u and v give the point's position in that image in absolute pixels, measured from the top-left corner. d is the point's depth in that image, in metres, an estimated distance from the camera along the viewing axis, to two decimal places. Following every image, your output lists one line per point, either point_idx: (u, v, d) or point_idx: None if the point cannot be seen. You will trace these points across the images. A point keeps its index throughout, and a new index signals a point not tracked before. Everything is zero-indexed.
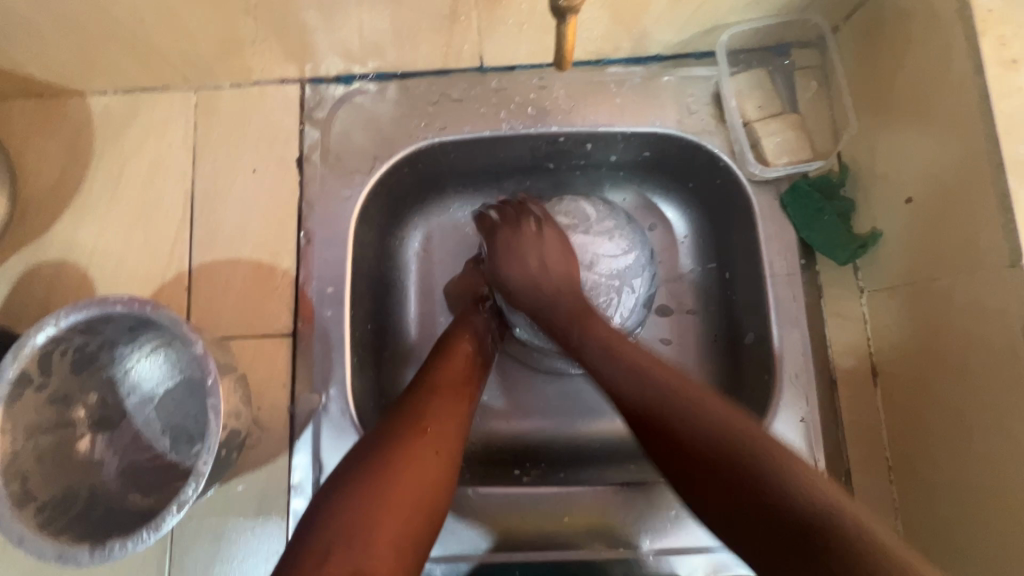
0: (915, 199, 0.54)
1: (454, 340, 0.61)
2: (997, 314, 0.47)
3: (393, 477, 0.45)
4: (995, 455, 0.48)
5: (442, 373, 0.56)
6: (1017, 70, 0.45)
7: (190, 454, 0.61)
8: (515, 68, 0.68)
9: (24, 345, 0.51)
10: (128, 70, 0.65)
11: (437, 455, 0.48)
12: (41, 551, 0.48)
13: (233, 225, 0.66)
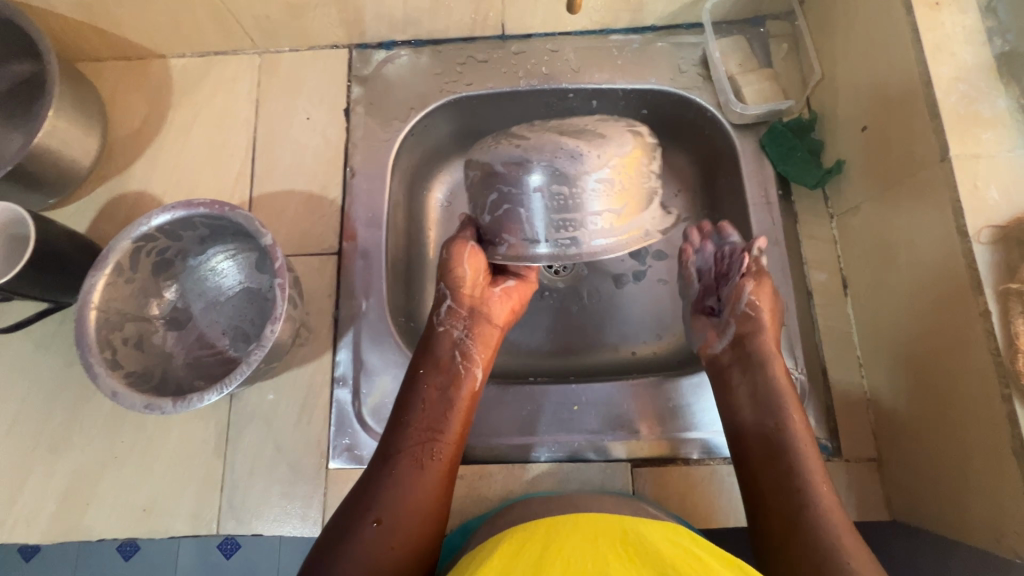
0: (869, 126, 0.64)
1: (439, 342, 0.64)
2: (951, 354, 0.53)
3: (378, 488, 0.55)
4: (944, 448, 0.56)
5: (431, 377, 0.61)
6: (939, 10, 0.56)
7: (246, 350, 0.70)
8: (531, 36, 0.80)
9: (122, 238, 0.61)
10: (208, 34, 0.77)
11: (418, 462, 0.57)
12: (131, 402, 0.56)
13: (289, 163, 0.77)
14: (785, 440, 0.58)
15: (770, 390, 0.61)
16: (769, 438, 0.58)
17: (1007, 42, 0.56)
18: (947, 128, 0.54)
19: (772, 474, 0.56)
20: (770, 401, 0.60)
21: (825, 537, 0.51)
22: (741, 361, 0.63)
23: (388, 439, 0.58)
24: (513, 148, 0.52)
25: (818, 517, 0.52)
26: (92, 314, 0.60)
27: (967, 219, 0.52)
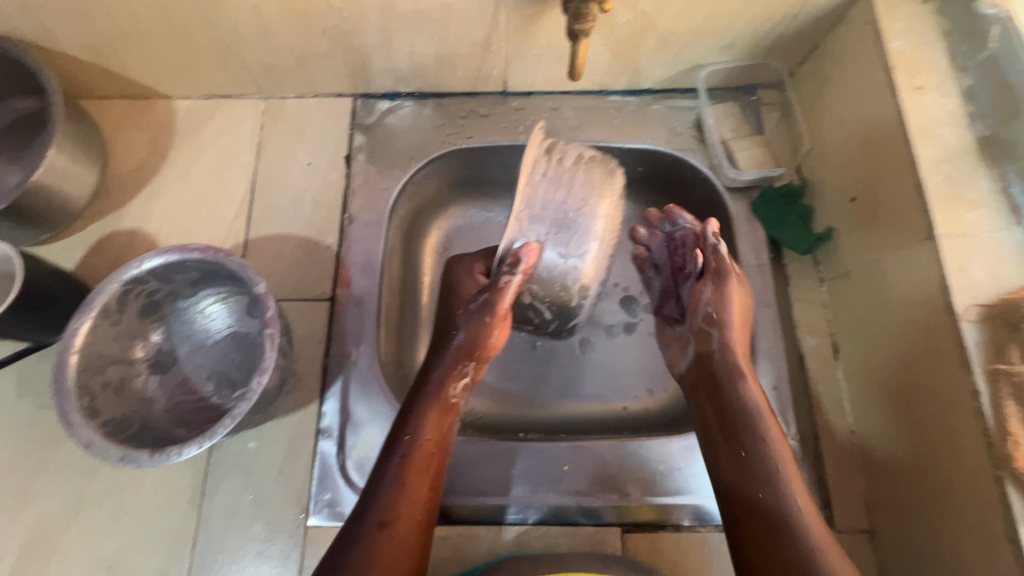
0: (858, 197, 0.66)
1: (433, 396, 0.59)
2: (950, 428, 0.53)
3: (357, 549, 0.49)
4: (942, 522, 0.55)
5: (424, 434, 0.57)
6: (922, 94, 0.59)
7: (231, 397, 0.68)
8: (532, 93, 0.82)
9: (112, 281, 0.61)
10: (214, 79, 0.78)
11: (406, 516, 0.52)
12: (106, 454, 0.54)
13: (287, 207, 0.77)
14: (761, 461, 0.53)
15: (749, 411, 0.56)
16: (749, 458, 0.54)
17: (988, 126, 0.58)
18: (933, 206, 0.55)
19: (753, 501, 0.52)
20: (749, 417, 0.56)
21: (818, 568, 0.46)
22: (706, 376, 0.60)
23: (371, 494, 0.53)
24: (578, 225, 0.61)
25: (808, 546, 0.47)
26: (74, 358, 0.58)
27: (955, 297, 0.53)
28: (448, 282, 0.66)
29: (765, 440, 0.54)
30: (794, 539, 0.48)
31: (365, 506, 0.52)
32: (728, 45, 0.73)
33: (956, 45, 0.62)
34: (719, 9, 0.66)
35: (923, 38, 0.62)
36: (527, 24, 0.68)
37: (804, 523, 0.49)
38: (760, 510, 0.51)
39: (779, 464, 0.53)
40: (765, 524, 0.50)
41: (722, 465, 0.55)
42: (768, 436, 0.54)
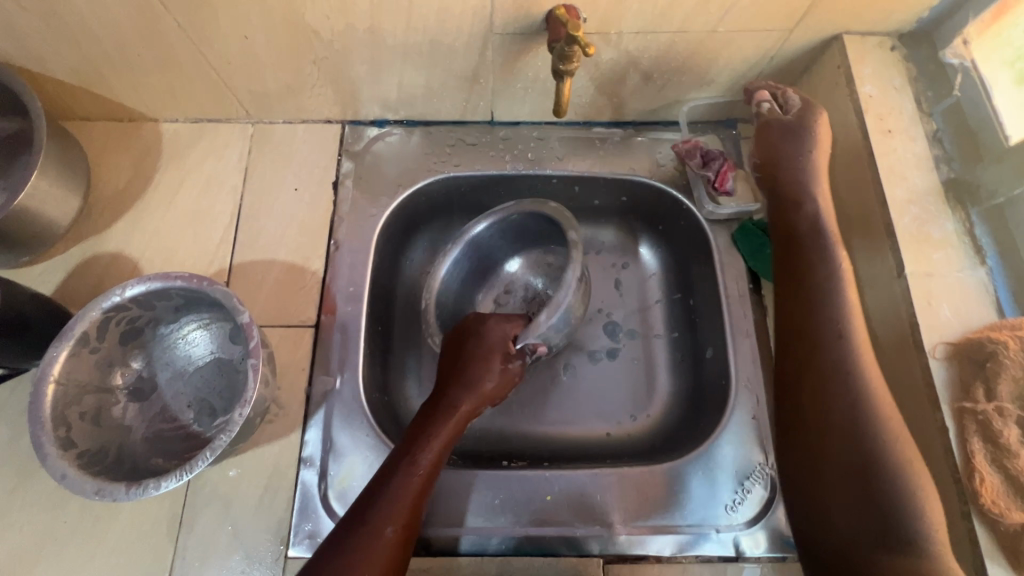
0: (833, 233, 0.67)
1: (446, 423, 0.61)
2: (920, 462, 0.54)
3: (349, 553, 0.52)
4: None
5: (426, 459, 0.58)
6: (890, 137, 0.62)
7: (212, 425, 0.67)
8: (520, 123, 0.84)
9: (92, 308, 0.60)
10: (203, 103, 0.78)
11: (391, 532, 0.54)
12: (81, 487, 0.53)
13: (273, 232, 0.77)
14: (846, 363, 0.57)
15: (828, 272, 0.61)
16: (833, 364, 0.57)
17: (952, 169, 0.61)
18: (901, 246, 0.58)
19: (828, 409, 0.57)
20: (827, 266, 0.61)
21: (901, 467, 0.52)
22: (789, 202, 0.66)
23: (363, 506, 0.55)
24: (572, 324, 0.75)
25: (888, 449, 0.53)
26: (49, 388, 0.57)
27: (923, 335, 0.55)
28: (483, 321, 0.68)
29: (846, 348, 0.58)
30: (867, 437, 0.54)
31: (356, 516, 0.54)
32: (708, 82, 0.75)
33: (923, 91, 0.65)
34: (699, 50, 0.69)
35: (891, 84, 0.65)
36: (515, 59, 0.70)
37: (874, 416, 0.55)
38: (842, 418, 0.56)
39: (861, 371, 0.57)
40: (841, 424, 0.56)
41: (799, 382, 0.59)
42: (848, 335, 0.58)
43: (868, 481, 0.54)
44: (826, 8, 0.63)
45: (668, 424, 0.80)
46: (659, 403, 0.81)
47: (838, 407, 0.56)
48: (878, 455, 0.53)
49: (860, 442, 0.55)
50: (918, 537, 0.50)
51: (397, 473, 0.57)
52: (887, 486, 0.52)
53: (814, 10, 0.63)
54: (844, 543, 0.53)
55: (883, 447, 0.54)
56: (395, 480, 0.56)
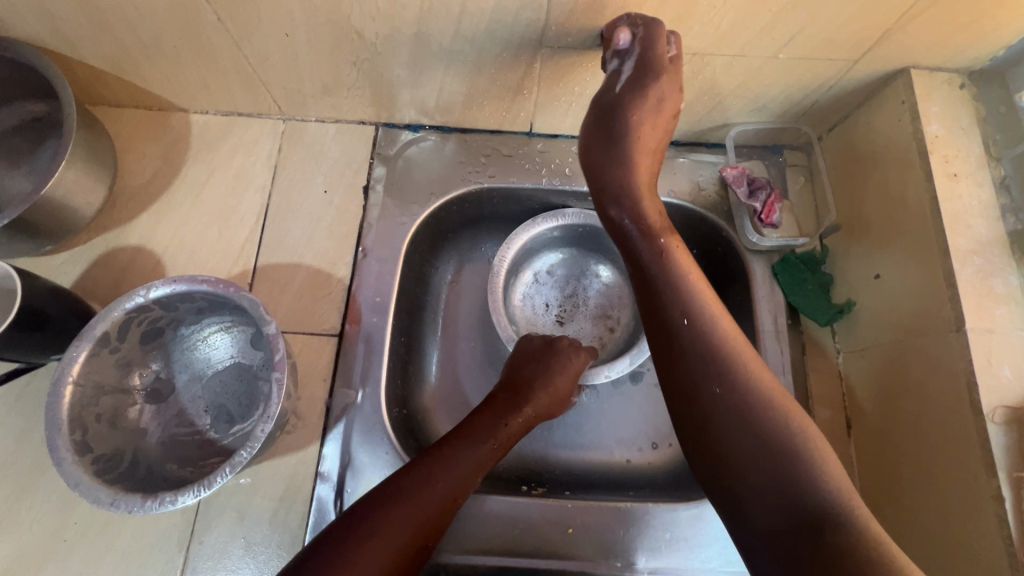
0: (882, 275, 0.65)
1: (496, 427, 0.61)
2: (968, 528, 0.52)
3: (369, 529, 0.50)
4: None
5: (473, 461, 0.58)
6: (955, 181, 0.59)
7: (229, 433, 0.65)
8: (558, 136, 0.81)
9: (115, 308, 0.58)
10: (236, 97, 0.76)
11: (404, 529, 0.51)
12: (96, 497, 0.52)
13: (300, 235, 0.75)
14: (720, 358, 0.52)
15: (671, 278, 0.57)
16: (707, 363, 0.52)
17: (1019, 220, 0.58)
18: (962, 298, 0.55)
19: (711, 399, 0.51)
20: (665, 273, 0.57)
21: (807, 459, 0.47)
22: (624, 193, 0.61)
23: (385, 491, 0.53)
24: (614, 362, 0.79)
25: (780, 442, 0.48)
26: (68, 388, 0.56)
27: (981, 396, 0.52)
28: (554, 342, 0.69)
29: (712, 353, 0.52)
30: (731, 427, 0.50)
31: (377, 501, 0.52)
32: (761, 107, 0.72)
33: (991, 134, 0.62)
34: (756, 75, 0.66)
35: (959, 125, 0.62)
36: (563, 73, 0.67)
37: (784, 419, 0.49)
38: (700, 407, 0.52)
39: (744, 368, 0.52)
40: (728, 421, 0.50)
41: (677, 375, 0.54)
42: (702, 330, 0.54)
43: (780, 478, 0.47)
44: (898, 41, 0.60)
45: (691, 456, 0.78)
46: None
47: (745, 400, 0.50)
48: (773, 448, 0.48)
49: (740, 436, 0.50)
50: (867, 542, 0.43)
51: (433, 467, 0.55)
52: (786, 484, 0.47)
53: (885, 42, 0.60)
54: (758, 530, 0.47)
55: (753, 446, 0.49)
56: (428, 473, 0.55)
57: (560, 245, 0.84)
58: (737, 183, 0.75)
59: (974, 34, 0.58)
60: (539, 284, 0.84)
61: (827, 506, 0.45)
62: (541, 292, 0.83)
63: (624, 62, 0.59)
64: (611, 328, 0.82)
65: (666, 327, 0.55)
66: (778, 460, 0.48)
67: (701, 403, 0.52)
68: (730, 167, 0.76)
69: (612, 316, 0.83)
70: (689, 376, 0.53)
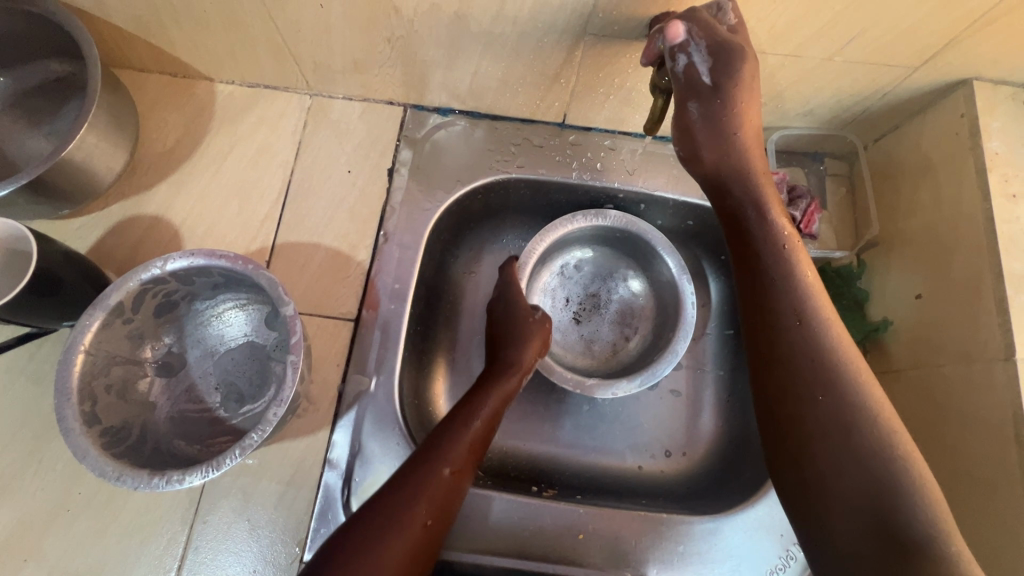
0: (925, 295, 0.63)
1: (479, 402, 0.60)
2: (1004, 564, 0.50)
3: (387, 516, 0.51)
4: None
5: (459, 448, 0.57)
6: (1013, 203, 0.56)
7: (238, 412, 0.64)
8: (591, 129, 0.78)
9: (130, 279, 0.56)
10: (263, 69, 0.74)
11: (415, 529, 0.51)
12: (103, 471, 0.50)
13: (321, 215, 0.73)
14: (825, 365, 0.53)
15: (783, 269, 0.58)
16: (811, 367, 0.53)
17: None
18: (1013, 326, 0.52)
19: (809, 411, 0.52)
20: (781, 263, 0.58)
21: (898, 472, 0.47)
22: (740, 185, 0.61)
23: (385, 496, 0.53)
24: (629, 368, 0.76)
25: (879, 462, 0.48)
26: (79, 357, 0.54)
27: None
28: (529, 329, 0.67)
29: (819, 359, 0.53)
30: (833, 434, 0.50)
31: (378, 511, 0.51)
32: (807, 112, 0.69)
33: None
34: (807, 77, 0.63)
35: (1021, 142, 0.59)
36: (605, 62, 0.64)
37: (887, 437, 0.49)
38: (794, 410, 0.53)
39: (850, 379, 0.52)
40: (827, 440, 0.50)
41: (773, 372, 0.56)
42: (812, 329, 0.54)
43: (873, 499, 0.47)
44: (966, 50, 0.56)
45: (706, 467, 0.76)
46: (699, 443, 0.77)
47: (842, 411, 0.50)
48: (865, 468, 0.48)
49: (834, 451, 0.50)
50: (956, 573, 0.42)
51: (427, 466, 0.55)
52: (880, 505, 0.47)
53: (950, 49, 0.56)
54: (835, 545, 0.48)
55: (852, 465, 0.49)
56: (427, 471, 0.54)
57: (590, 242, 0.81)
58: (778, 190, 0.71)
59: None
60: (565, 277, 0.82)
61: (923, 539, 0.45)
62: (566, 286, 0.81)
63: (693, 54, 0.55)
64: (627, 336, 0.80)
65: (776, 324, 0.56)
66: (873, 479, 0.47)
67: (793, 407, 0.53)
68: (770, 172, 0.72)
69: (631, 325, 0.81)
70: (790, 380, 0.54)
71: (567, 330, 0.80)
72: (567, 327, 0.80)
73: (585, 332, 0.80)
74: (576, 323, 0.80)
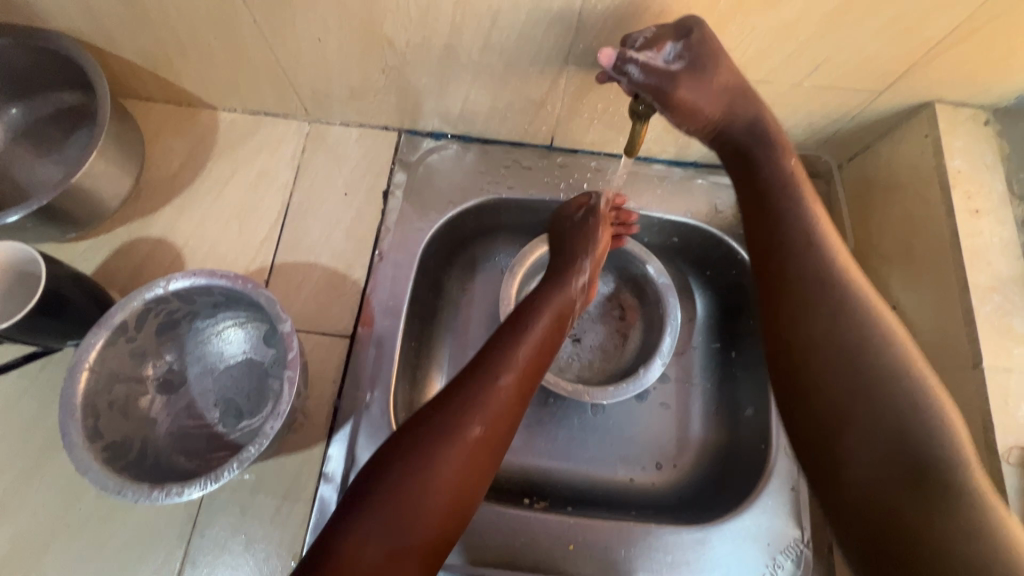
0: (899, 307, 0.65)
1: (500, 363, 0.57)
2: None
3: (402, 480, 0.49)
4: None
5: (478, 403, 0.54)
6: (977, 218, 0.59)
7: (236, 427, 0.66)
8: (578, 151, 0.81)
9: (135, 298, 0.59)
10: (264, 97, 0.77)
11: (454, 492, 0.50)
12: (105, 484, 0.52)
13: (318, 236, 0.76)
14: (830, 287, 0.54)
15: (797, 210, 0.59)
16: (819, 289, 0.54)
17: None
18: (980, 336, 0.55)
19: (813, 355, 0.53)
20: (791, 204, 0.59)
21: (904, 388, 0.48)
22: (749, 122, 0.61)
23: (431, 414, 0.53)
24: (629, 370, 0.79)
25: (908, 401, 0.47)
26: (84, 374, 0.56)
27: (997, 435, 0.51)
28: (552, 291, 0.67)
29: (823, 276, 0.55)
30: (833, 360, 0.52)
31: (427, 424, 0.52)
32: (783, 133, 0.72)
33: (1015, 172, 0.62)
34: (780, 101, 0.66)
35: (982, 160, 0.62)
36: (588, 89, 0.68)
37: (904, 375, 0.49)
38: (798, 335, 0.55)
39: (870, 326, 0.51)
40: (853, 390, 0.50)
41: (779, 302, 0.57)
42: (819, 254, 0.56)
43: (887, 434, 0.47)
44: (926, 74, 0.60)
45: (696, 478, 0.77)
46: (689, 455, 0.79)
47: (861, 343, 0.51)
48: (896, 416, 0.47)
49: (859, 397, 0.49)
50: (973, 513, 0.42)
51: (484, 374, 0.56)
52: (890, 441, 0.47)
53: (910, 74, 0.60)
54: (862, 499, 0.47)
55: (877, 416, 0.48)
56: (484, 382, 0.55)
57: None
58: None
59: (1000, 70, 0.58)
60: None
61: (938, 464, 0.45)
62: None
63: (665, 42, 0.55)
64: (623, 333, 0.83)
65: (783, 250, 0.58)
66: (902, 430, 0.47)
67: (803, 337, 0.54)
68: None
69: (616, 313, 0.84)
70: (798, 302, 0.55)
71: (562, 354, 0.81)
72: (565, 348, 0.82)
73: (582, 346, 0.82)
74: (571, 344, 0.82)
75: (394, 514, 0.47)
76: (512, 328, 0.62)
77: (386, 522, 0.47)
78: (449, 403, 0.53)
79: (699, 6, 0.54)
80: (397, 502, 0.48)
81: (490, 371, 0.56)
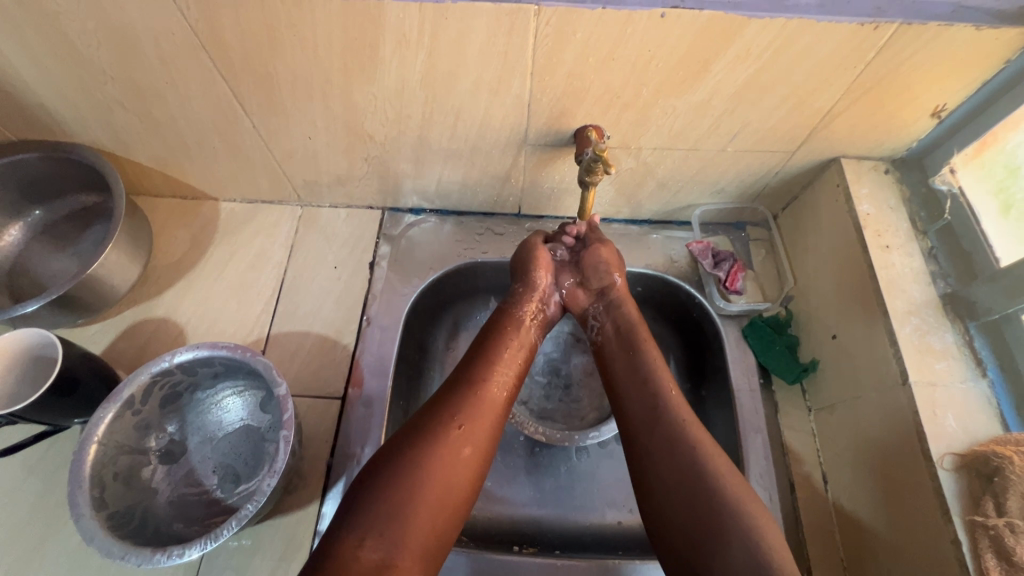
0: (839, 335, 0.72)
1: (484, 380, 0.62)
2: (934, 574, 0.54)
3: (392, 493, 0.51)
4: None
5: (453, 419, 0.58)
6: (888, 252, 0.68)
7: (234, 492, 0.69)
8: (544, 217, 0.91)
9: (142, 372, 0.64)
10: (261, 187, 0.87)
11: (442, 488, 0.53)
12: (109, 550, 0.55)
13: (310, 306, 0.83)
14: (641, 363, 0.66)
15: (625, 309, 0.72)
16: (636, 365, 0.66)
17: (949, 284, 0.66)
18: (905, 355, 0.61)
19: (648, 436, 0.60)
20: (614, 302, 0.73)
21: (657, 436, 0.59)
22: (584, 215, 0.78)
23: (409, 433, 0.56)
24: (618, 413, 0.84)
25: (698, 461, 0.56)
26: (93, 446, 0.61)
27: (931, 445, 0.56)
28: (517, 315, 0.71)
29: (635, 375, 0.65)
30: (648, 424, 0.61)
31: (408, 445, 0.55)
32: (719, 190, 0.82)
33: (917, 212, 0.72)
34: (710, 165, 0.77)
35: (886, 205, 0.72)
36: (545, 164, 0.78)
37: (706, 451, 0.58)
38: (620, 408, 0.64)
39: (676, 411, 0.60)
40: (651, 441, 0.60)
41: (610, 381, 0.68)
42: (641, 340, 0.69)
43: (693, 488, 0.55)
44: (825, 136, 0.71)
45: None
46: None
47: (667, 420, 0.60)
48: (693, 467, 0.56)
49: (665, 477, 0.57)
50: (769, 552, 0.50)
51: (461, 398, 0.60)
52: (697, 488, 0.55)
53: (813, 137, 0.71)
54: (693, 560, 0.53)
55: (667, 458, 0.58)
56: (458, 405, 0.59)
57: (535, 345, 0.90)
58: (704, 256, 0.84)
59: (886, 131, 0.69)
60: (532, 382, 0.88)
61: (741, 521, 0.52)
62: (532, 390, 0.88)
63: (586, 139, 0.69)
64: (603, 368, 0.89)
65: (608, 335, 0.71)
66: (693, 489, 0.55)
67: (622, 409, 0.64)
68: (696, 241, 0.86)
69: (579, 345, 0.90)
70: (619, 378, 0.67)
71: (559, 412, 0.87)
72: (562, 406, 0.87)
73: (574, 395, 0.88)
74: (566, 401, 0.87)
75: (385, 522, 0.50)
76: (481, 353, 0.66)
77: (382, 531, 0.49)
78: (426, 422, 0.57)
79: (627, 95, 0.65)
80: (390, 509, 0.50)
81: (463, 390, 0.61)
